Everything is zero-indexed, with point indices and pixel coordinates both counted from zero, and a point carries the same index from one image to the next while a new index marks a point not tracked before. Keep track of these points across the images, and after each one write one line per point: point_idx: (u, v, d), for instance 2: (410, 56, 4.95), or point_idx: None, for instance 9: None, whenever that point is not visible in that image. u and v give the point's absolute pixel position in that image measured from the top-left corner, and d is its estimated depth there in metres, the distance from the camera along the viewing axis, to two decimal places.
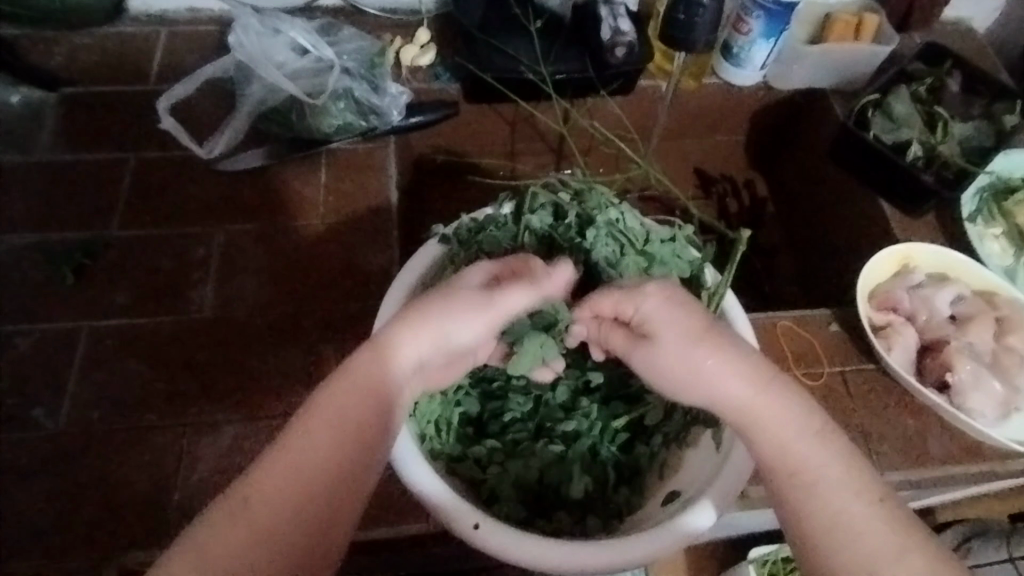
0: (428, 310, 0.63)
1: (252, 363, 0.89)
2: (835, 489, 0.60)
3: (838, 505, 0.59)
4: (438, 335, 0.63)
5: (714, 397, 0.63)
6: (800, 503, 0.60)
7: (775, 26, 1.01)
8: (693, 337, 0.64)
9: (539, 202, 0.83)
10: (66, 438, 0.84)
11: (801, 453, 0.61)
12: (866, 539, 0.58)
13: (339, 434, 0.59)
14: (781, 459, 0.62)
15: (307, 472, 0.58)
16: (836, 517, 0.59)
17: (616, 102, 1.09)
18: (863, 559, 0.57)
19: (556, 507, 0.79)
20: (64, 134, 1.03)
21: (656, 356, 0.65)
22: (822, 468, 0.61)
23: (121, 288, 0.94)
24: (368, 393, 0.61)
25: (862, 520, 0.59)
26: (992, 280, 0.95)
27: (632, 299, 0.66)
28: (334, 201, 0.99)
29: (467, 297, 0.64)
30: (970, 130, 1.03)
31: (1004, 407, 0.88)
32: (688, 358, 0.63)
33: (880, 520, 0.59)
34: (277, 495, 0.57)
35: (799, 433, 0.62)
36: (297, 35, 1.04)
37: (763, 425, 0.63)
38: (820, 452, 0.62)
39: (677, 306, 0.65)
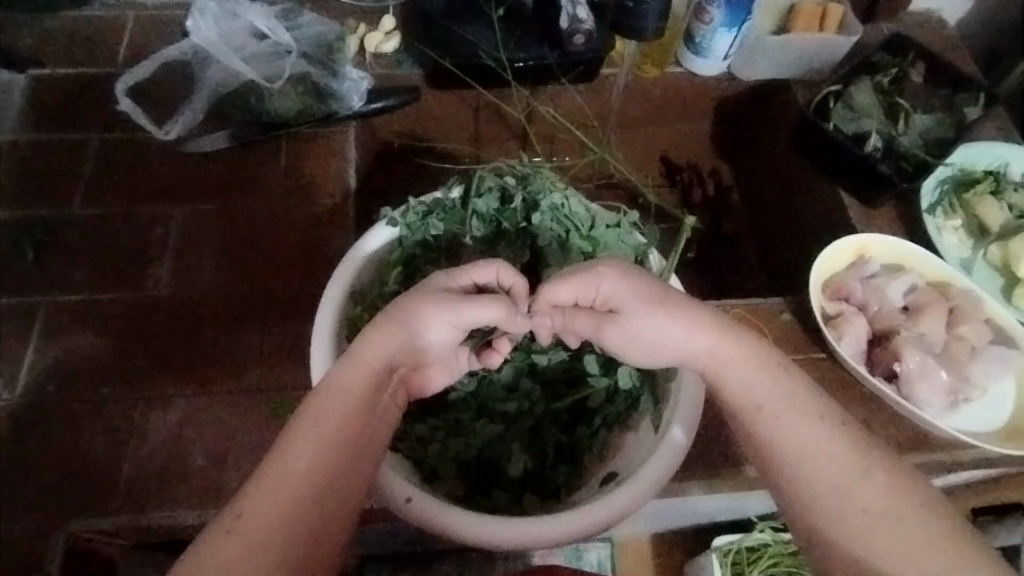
0: (393, 313, 0.68)
1: (203, 341, 0.89)
2: (799, 419, 0.64)
3: (805, 433, 0.63)
4: (406, 334, 0.67)
5: (682, 352, 0.68)
6: (770, 437, 0.64)
7: (736, 15, 1.05)
8: (651, 306, 0.68)
9: (487, 186, 0.82)
10: (12, 413, 0.83)
11: (764, 390, 0.66)
12: (833, 462, 0.62)
13: (326, 436, 0.62)
14: (747, 398, 0.66)
15: (301, 475, 0.60)
16: (806, 443, 0.63)
17: (577, 90, 1.12)
18: (834, 480, 0.61)
19: (495, 485, 0.77)
20: (24, 112, 1.02)
21: (624, 331, 0.69)
22: (785, 400, 0.65)
23: (76, 265, 0.93)
24: (347, 399, 0.64)
25: (827, 443, 0.63)
26: (946, 270, 0.95)
27: (589, 283, 0.69)
28: (293, 185, 1.00)
29: (425, 293, 0.69)
30: (930, 122, 1.04)
31: (951, 398, 0.87)
32: (653, 329, 0.68)
33: (845, 440, 0.63)
34: (273, 502, 0.58)
35: (759, 371, 0.67)
36: (254, 19, 1.04)
37: (729, 372, 0.68)
38: (783, 387, 0.66)
39: (631, 277, 0.69)
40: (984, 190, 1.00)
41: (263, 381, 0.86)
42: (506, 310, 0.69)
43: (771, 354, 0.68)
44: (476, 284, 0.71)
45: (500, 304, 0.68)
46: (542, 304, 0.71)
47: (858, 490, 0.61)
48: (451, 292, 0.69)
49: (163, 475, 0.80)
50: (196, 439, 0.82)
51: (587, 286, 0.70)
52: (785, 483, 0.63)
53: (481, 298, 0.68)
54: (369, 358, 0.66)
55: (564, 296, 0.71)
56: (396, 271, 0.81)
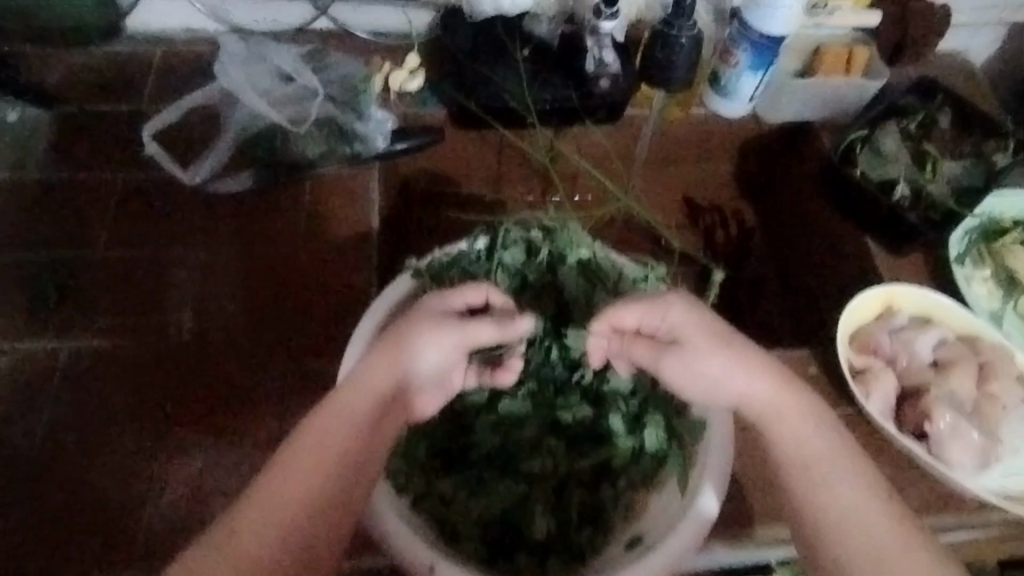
0: (392, 338, 0.68)
1: (218, 388, 0.87)
2: (847, 483, 0.64)
3: (850, 498, 0.64)
4: (414, 354, 0.67)
5: (739, 391, 0.68)
6: (815, 494, 0.65)
7: (763, 59, 1.03)
8: (721, 344, 0.69)
9: (513, 239, 0.82)
10: (29, 463, 0.82)
11: (815, 448, 0.66)
12: (874, 536, 0.62)
13: (325, 456, 0.61)
14: (799, 453, 0.67)
15: (304, 495, 0.60)
16: (845, 508, 0.64)
17: (603, 131, 1.10)
18: (873, 550, 0.61)
19: (517, 547, 0.75)
20: (48, 150, 1.01)
21: (684, 362, 0.69)
22: (833, 465, 0.65)
23: (93, 308, 0.91)
24: (349, 422, 0.64)
25: (872, 513, 0.63)
26: (977, 324, 0.93)
27: (659, 310, 0.70)
28: (312, 227, 0.98)
29: (424, 317, 0.69)
30: (958, 169, 1.02)
31: (982, 458, 0.86)
32: (710, 365, 0.68)
33: (886, 513, 0.64)
34: (272, 521, 0.58)
35: (809, 429, 0.67)
36: (281, 62, 1.04)
37: (779, 420, 0.68)
38: (835, 450, 0.66)
39: (705, 317, 0.70)
40: (1012, 241, 0.99)
41: (284, 430, 0.85)
42: (502, 329, 0.70)
43: (827, 416, 0.69)
44: (470, 308, 0.71)
45: (494, 325, 0.70)
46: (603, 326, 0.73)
47: (898, 567, 0.61)
48: (450, 312, 0.69)
49: (184, 529, 0.79)
50: (216, 491, 0.80)
51: (655, 316, 0.71)
52: (820, 543, 0.63)
53: (481, 319, 0.69)
54: (374, 379, 0.66)
55: (626, 322, 0.72)
56: None
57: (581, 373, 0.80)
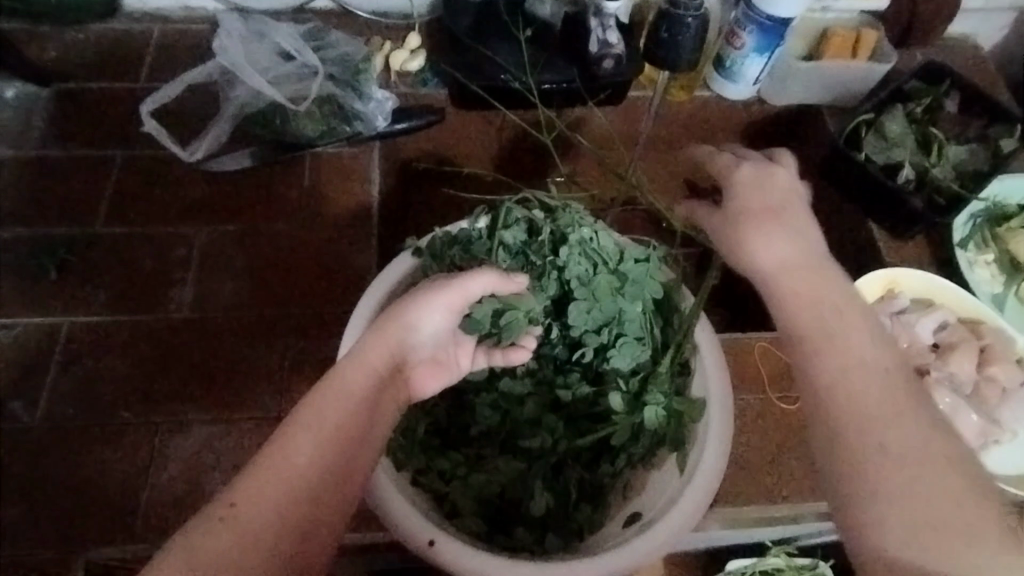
0: (388, 312, 0.69)
1: (221, 364, 0.87)
2: (850, 356, 0.59)
3: (848, 368, 0.58)
4: (410, 320, 0.69)
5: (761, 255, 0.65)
6: (814, 362, 0.60)
7: (768, 42, 1.02)
8: (756, 208, 0.67)
9: (514, 218, 0.80)
10: (31, 437, 0.82)
11: (822, 321, 0.61)
12: (870, 402, 0.57)
13: (324, 426, 0.61)
14: (802, 324, 0.61)
15: (303, 466, 0.59)
16: (843, 377, 0.58)
17: (603, 112, 1.11)
18: (864, 422, 0.56)
19: (517, 523, 0.76)
20: (49, 127, 1.01)
21: (725, 211, 0.68)
22: (837, 335, 0.60)
23: (95, 284, 0.91)
24: (347, 394, 0.63)
25: (869, 385, 0.58)
26: (978, 307, 0.93)
27: (725, 166, 0.70)
28: (313, 206, 0.98)
29: (419, 288, 0.71)
30: (964, 152, 1.01)
31: (982, 439, 0.86)
32: (743, 203, 0.67)
33: (891, 385, 0.58)
34: (271, 495, 0.57)
35: (822, 303, 0.62)
36: (281, 40, 1.04)
37: (799, 283, 0.63)
38: (843, 322, 0.61)
39: (769, 189, 0.68)
40: (1019, 225, 0.97)
41: (284, 407, 0.85)
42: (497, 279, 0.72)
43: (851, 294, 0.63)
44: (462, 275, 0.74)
45: (490, 277, 0.72)
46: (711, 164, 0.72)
47: (894, 437, 0.55)
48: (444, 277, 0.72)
49: (183, 503, 0.79)
50: (215, 466, 0.81)
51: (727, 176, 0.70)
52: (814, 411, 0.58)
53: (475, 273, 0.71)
54: (372, 350, 0.66)
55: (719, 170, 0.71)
56: None
57: (582, 352, 0.80)
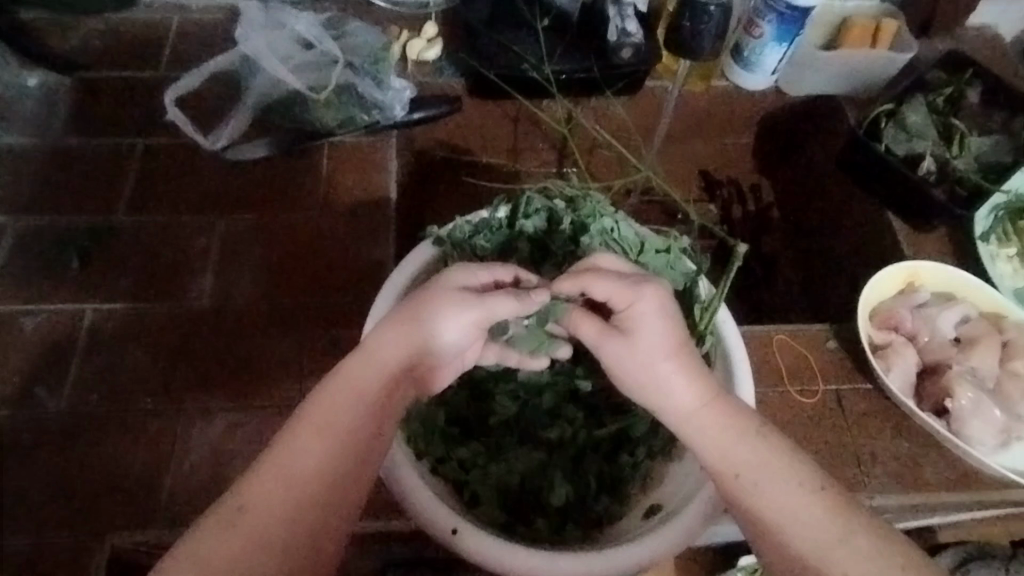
0: (407, 310, 0.64)
1: (241, 352, 0.87)
2: (779, 488, 0.60)
3: (783, 503, 0.59)
4: (426, 327, 0.64)
5: (656, 394, 0.63)
6: (746, 504, 0.60)
7: (787, 30, 1.02)
8: (650, 345, 0.63)
9: (535, 207, 0.81)
10: (54, 422, 0.82)
11: (742, 454, 0.61)
12: (807, 533, 0.58)
13: (331, 431, 0.60)
14: (724, 462, 0.62)
15: (311, 470, 0.58)
16: (779, 513, 0.59)
17: (621, 102, 1.09)
18: (812, 556, 0.58)
19: (537, 513, 0.75)
20: (69, 116, 1.01)
21: (621, 352, 0.64)
22: (762, 468, 0.61)
23: (117, 272, 0.91)
24: (355, 401, 0.61)
25: (810, 510, 0.59)
26: (1000, 301, 0.92)
27: (631, 290, 0.63)
28: (330, 195, 0.98)
29: (441, 290, 0.65)
30: (987, 144, 1.00)
31: (1003, 435, 0.85)
32: (638, 368, 0.63)
33: (818, 507, 0.59)
34: (281, 499, 0.57)
35: (735, 438, 0.62)
36: (302, 29, 1.04)
37: (712, 415, 0.63)
38: (760, 451, 0.61)
39: (668, 316, 0.63)
40: None
41: (303, 395, 0.85)
42: (521, 306, 0.65)
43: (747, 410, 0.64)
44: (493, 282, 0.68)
45: (512, 301, 0.65)
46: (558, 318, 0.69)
47: (837, 559, 0.57)
48: (465, 290, 0.65)
49: (205, 490, 0.79)
50: (236, 454, 0.80)
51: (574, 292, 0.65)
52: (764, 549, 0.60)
53: (499, 294, 0.65)
54: (383, 356, 0.63)
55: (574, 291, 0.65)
56: None
57: None
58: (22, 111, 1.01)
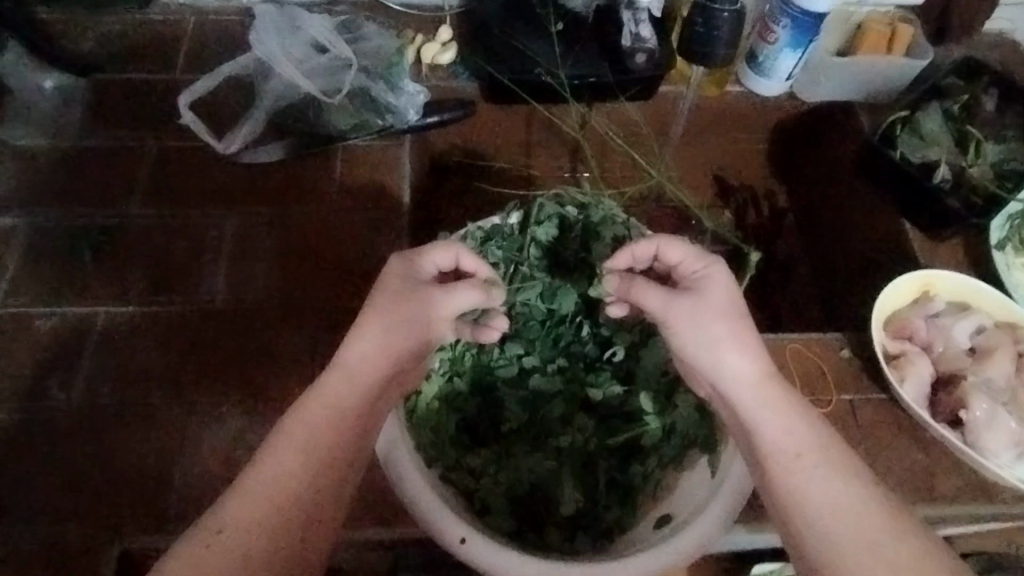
0: (372, 316, 0.65)
1: (254, 355, 0.87)
2: (834, 472, 0.59)
3: (837, 486, 0.58)
4: (398, 331, 0.65)
5: (721, 361, 0.64)
6: (802, 484, 0.59)
7: (803, 38, 1.02)
8: (720, 307, 0.65)
9: (547, 214, 0.82)
10: (66, 424, 0.82)
11: (800, 437, 0.61)
12: (865, 520, 0.57)
13: (304, 441, 0.59)
14: (782, 443, 0.61)
15: (285, 485, 0.57)
16: (834, 496, 0.58)
17: (634, 107, 1.10)
18: (869, 540, 0.56)
19: (546, 522, 0.75)
20: (84, 116, 1.02)
21: (694, 310, 0.66)
22: (820, 456, 0.60)
23: (130, 274, 0.91)
24: (333, 407, 0.61)
25: (863, 501, 0.58)
26: (1017, 312, 0.91)
27: (704, 257, 0.68)
28: (343, 198, 0.98)
29: (406, 293, 0.66)
30: (1003, 152, 1.00)
31: (1019, 448, 0.83)
32: (710, 327, 0.65)
33: (874, 499, 0.58)
34: (258, 518, 0.55)
35: (788, 417, 0.62)
36: (316, 32, 1.04)
37: (771, 390, 0.63)
38: (818, 437, 0.61)
39: (736, 287, 0.67)
40: None
41: None
42: (484, 293, 0.69)
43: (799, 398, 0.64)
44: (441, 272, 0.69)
45: (476, 291, 0.68)
46: (622, 258, 0.72)
47: (894, 551, 0.55)
48: (426, 284, 0.67)
49: (214, 492, 0.78)
50: (246, 457, 0.80)
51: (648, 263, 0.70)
52: (817, 535, 0.57)
53: (461, 285, 0.68)
54: (351, 360, 0.63)
55: (647, 251, 0.70)
56: None
57: (612, 350, 0.81)
58: (37, 111, 1.02)
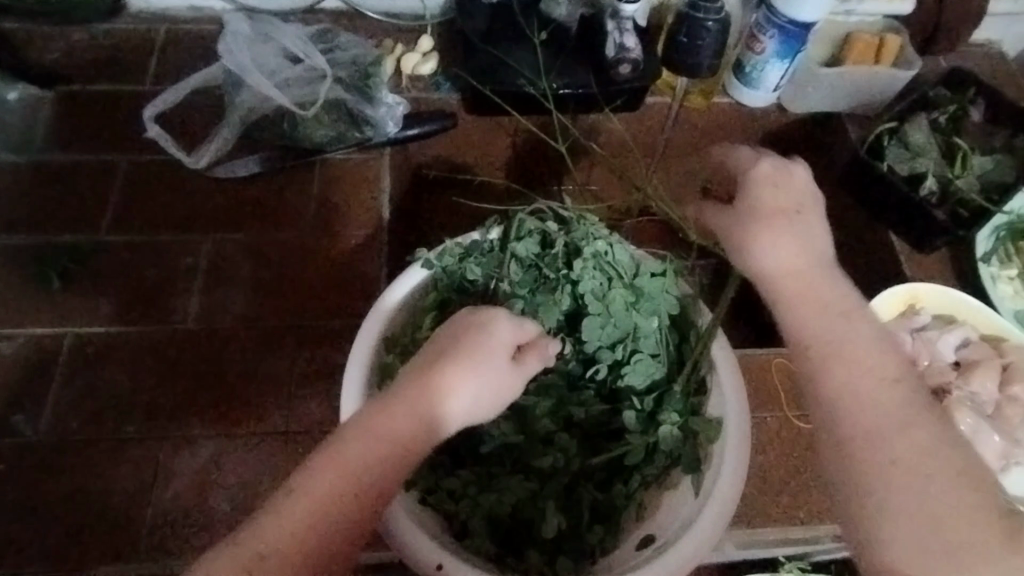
0: (458, 346, 0.57)
1: (226, 376, 0.85)
2: (873, 379, 0.51)
3: (868, 396, 0.50)
4: (474, 373, 0.57)
5: (764, 265, 0.56)
6: (830, 382, 0.52)
7: (790, 46, 0.99)
8: (766, 208, 0.57)
9: (527, 229, 0.77)
10: (32, 451, 0.80)
11: (845, 338, 0.53)
12: (898, 434, 0.49)
13: (376, 457, 0.51)
14: (813, 337, 0.53)
15: (341, 497, 0.50)
16: (866, 399, 0.50)
17: (620, 118, 1.07)
18: (888, 455, 0.48)
19: (528, 545, 0.73)
20: (50, 131, 0.99)
21: (729, 211, 0.59)
22: (863, 362, 0.52)
23: (97, 295, 0.89)
24: (402, 431, 0.53)
25: (901, 408, 0.50)
26: (1000, 325, 0.90)
27: (746, 157, 0.60)
28: (323, 212, 0.96)
29: (484, 337, 0.58)
30: (989, 164, 0.98)
31: (1003, 461, 0.83)
32: (753, 225, 0.57)
33: (915, 411, 0.50)
34: (304, 526, 0.48)
35: (840, 317, 0.54)
36: (289, 43, 1.01)
37: (819, 292, 0.55)
38: (870, 348, 0.53)
39: (783, 181, 0.59)
40: None
41: (291, 422, 0.83)
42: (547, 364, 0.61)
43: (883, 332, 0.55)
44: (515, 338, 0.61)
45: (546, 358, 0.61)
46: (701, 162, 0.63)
47: (916, 468, 0.48)
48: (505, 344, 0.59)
49: (189, 521, 0.77)
50: (220, 482, 0.79)
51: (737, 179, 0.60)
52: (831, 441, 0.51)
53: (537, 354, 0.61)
54: (443, 385, 0.55)
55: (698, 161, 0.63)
56: (429, 315, 0.76)
57: (595, 369, 0.76)
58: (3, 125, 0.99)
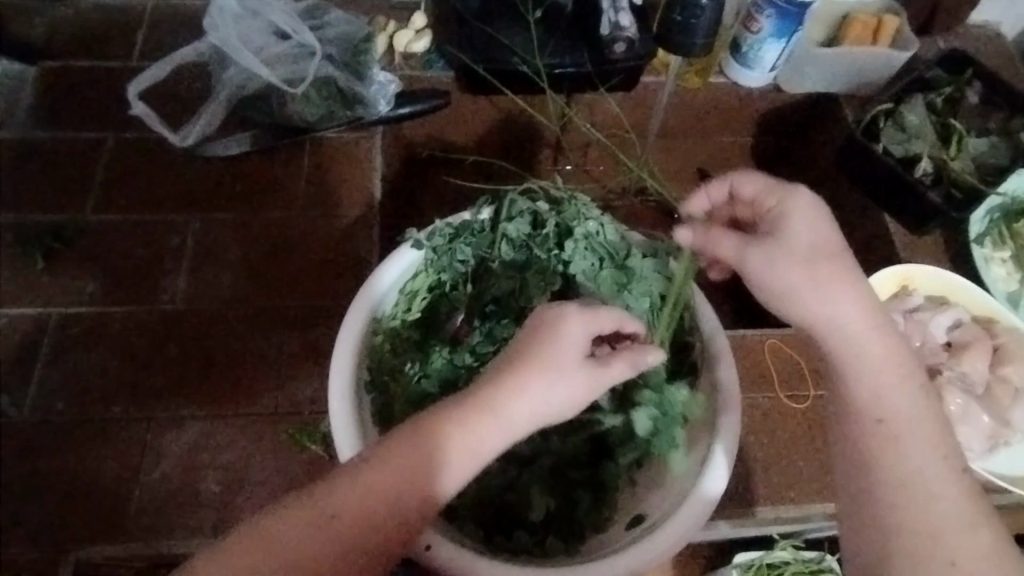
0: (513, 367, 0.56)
1: (214, 356, 0.84)
2: (919, 449, 0.56)
3: (918, 464, 0.55)
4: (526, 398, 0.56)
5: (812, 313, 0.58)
6: (884, 451, 0.56)
7: (787, 26, 0.98)
8: (813, 252, 0.57)
9: (518, 210, 0.75)
10: None
11: (903, 406, 0.57)
12: (940, 505, 0.54)
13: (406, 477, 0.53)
14: (874, 406, 0.57)
15: (369, 521, 0.52)
16: (919, 474, 0.55)
17: (615, 98, 1.06)
18: (925, 526, 0.54)
19: (518, 525, 0.72)
20: (32, 106, 0.97)
21: (768, 256, 0.58)
22: (912, 426, 0.56)
23: (82, 274, 0.88)
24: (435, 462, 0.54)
25: (945, 483, 0.55)
26: (992, 305, 0.90)
27: (780, 190, 0.60)
28: (313, 192, 0.95)
29: (547, 362, 0.56)
30: (984, 146, 0.97)
31: (991, 441, 0.84)
32: (789, 275, 0.57)
33: (956, 487, 0.55)
34: (323, 543, 0.51)
35: (894, 382, 0.57)
36: (275, 17, 0.97)
37: (874, 351, 0.57)
38: (922, 419, 0.57)
39: (820, 221, 0.59)
40: None
41: (280, 402, 0.82)
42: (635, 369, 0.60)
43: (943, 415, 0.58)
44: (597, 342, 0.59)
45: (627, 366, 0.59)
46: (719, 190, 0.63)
47: (954, 538, 0.53)
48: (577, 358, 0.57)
49: (179, 502, 0.77)
50: (210, 464, 0.79)
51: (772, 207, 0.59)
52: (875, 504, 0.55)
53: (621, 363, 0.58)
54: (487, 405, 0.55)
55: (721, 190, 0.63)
56: (420, 297, 0.75)
57: None
58: None
